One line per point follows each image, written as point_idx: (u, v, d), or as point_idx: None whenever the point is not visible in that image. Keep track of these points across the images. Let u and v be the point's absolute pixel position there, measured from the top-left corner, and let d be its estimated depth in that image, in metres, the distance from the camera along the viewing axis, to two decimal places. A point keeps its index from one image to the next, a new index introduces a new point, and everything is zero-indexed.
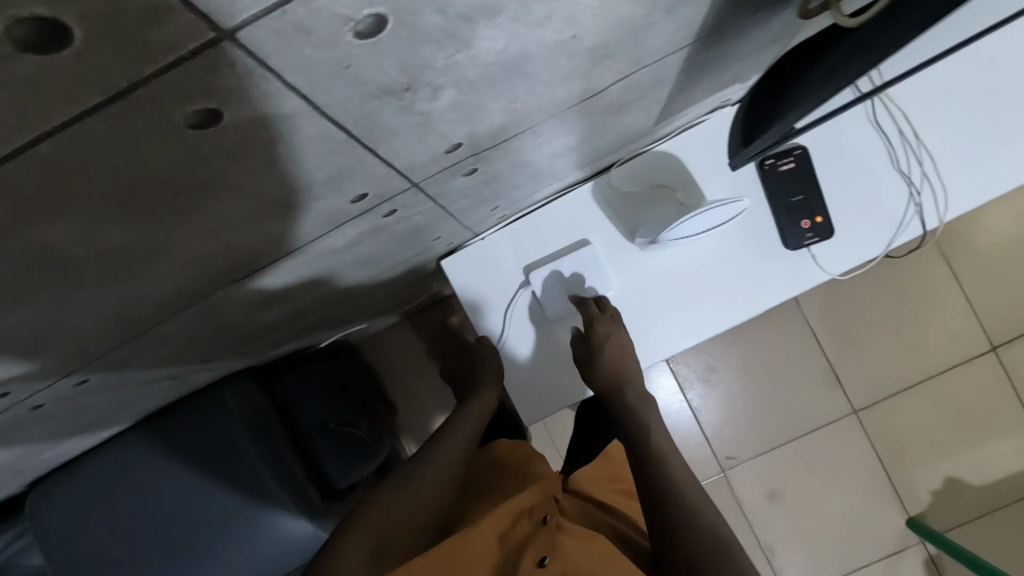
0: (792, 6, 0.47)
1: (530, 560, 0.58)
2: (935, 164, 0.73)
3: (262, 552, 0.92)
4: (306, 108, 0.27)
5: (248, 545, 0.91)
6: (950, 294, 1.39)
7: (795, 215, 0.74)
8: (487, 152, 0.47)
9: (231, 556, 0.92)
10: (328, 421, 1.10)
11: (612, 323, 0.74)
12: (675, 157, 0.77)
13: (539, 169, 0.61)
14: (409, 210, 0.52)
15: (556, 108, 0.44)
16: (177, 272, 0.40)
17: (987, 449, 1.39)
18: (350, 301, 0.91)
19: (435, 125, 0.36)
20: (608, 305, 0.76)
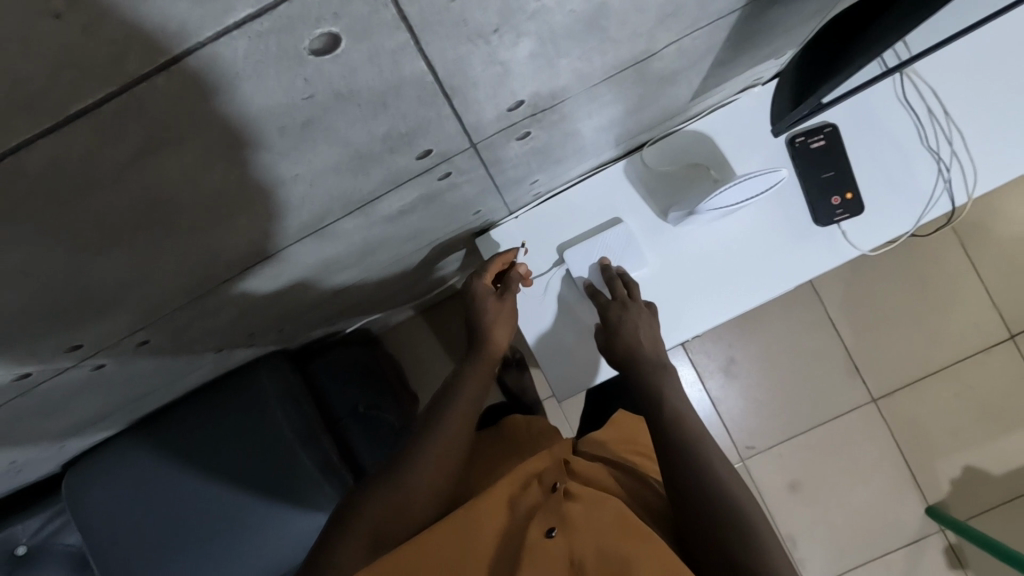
0: None
1: (538, 532, 0.58)
2: (964, 141, 0.74)
3: (253, 559, 0.93)
4: (409, 44, 0.28)
5: (236, 553, 0.93)
6: (967, 284, 1.40)
7: (826, 192, 0.76)
8: (542, 115, 0.48)
9: (236, 559, 0.93)
10: (359, 405, 1.12)
11: (622, 308, 0.74)
12: (707, 136, 0.78)
13: (582, 142, 0.62)
14: (461, 175, 0.53)
15: (614, 70, 0.45)
16: (257, 223, 0.41)
17: (1005, 437, 1.39)
18: (385, 283, 0.92)
19: (510, 78, 0.37)
20: (620, 288, 0.76)
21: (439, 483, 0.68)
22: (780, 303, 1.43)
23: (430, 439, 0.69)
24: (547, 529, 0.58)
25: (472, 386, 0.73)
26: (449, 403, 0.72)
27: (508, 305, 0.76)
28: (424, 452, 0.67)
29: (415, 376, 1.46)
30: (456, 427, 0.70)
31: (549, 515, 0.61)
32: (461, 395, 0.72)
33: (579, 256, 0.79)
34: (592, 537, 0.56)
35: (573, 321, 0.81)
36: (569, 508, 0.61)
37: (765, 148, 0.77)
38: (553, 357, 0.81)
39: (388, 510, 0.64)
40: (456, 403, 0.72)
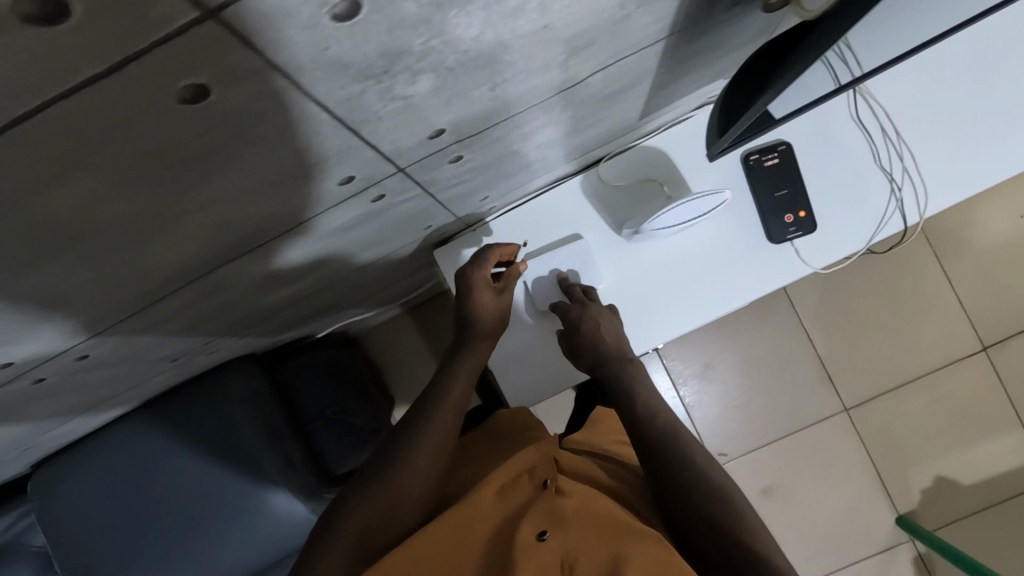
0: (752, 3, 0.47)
1: (530, 533, 0.54)
2: (915, 161, 0.75)
3: (211, 565, 0.95)
4: (288, 87, 0.29)
5: (195, 558, 0.94)
6: (942, 295, 1.40)
7: (779, 210, 0.76)
8: (471, 139, 0.48)
9: (196, 565, 0.94)
10: (328, 409, 1.13)
11: (585, 307, 0.75)
12: (663, 152, 0.79)
13: (529, 159, 0.63)
14: (397, 196, 0.54)
15: (543, 96, 0.46)
16: (177, 246, 0.42)
17: (977, 448, 1.40)
18: (350, 292, 0.93)
19: (422, 108, 0.38)
20: (580, 292, 0.77)
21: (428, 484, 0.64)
22: (755, 312, 1.43)
23: (421, 436, 0.65)
24: (539, 532, 0.54)
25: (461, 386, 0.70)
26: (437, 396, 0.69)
27: (505, 299, 0.75)
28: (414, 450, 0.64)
29: (392, 378, 1.46)
30: (446, 423, 0.67)
31: (539, 516, 0.56)
32: (451, 387, 0.70)
33: (537, 270, 0.79)
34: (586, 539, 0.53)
35: (535, 332, 0.82)
36: (560, 506, 0.57)
37: (720, 165, 0.78)
38: (517, 373, 0.82)
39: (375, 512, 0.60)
40: (447, 395, 0.69)
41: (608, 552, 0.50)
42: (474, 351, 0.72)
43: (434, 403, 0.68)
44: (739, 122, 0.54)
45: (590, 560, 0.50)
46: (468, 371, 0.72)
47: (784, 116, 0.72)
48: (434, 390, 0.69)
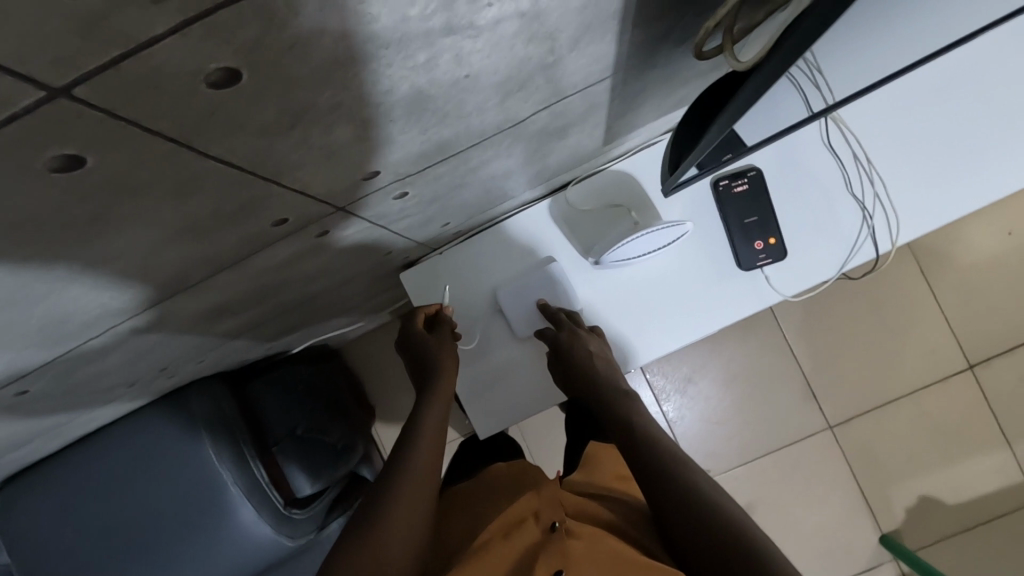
0: (690, 43, 0.46)
1: None
2: (887, 188, 0.73)
3: None
4: (179, 149, 0.28)
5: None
6: (927, 313, 1.39)
7: (749, 236, 0.74)
8: (413, 177, 0.47)
9: None
10: (297, 427, 1.10)
11: (575, 333, 0.73)
12: (632, 175, 0.77)
13: (486, 189, 0.61)
14: (342, 230, 0.53)
15: (482, 136, 0.45)
16: (100, 291, 0.41)
17: (962, 467, 1.38)
18: (320, 313, 0.92)
19: (346, 157, 0.37)
20: (568, 321, 0.75)
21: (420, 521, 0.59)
22: (739, 328, 1.42)
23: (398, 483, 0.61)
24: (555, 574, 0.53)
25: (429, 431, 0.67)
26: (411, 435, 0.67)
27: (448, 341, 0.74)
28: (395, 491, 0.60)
29: (372, 392, 1.46)
30: (425, 462, 0.64)
31: (552, 559, 0.55)
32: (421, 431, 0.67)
33: (514, 296, 0.78)
34: None
35: (509, 356, 0.79)
36: (570, 549, 0.56)
37: (689, 191, 0.77)
38: (494, 399, 0.79)
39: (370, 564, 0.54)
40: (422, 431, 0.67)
41: None
42: (442, 384, 0.71)
43: (408, 444, 0.66)
44: (693, 153, 0.53)
45: None
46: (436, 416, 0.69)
47: (756, 145, 0.67)
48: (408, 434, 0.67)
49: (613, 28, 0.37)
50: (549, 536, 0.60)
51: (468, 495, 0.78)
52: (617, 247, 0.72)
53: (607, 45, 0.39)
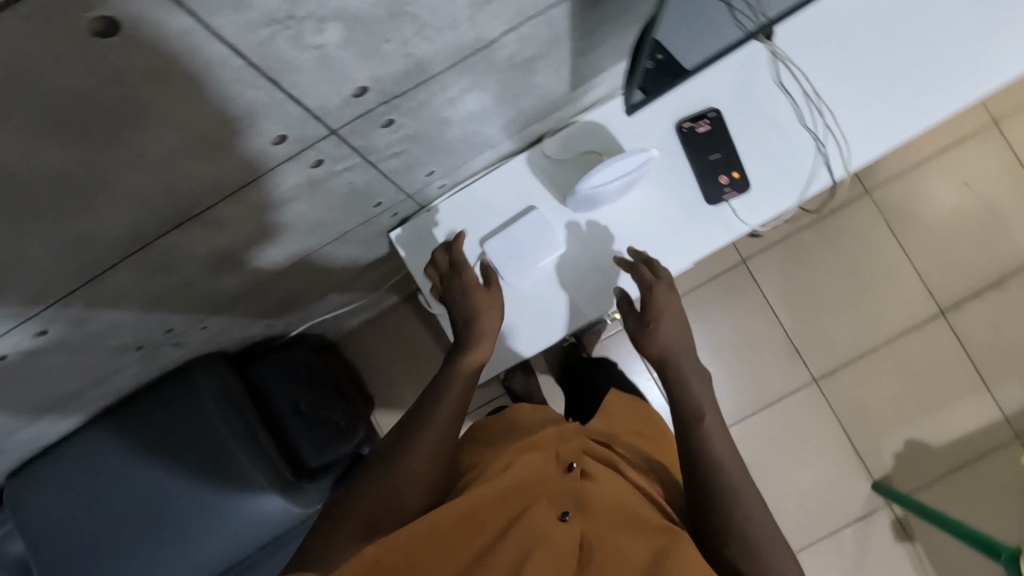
0: None
1: (554, 512, 0.58)
2: (834, 120, 0.80)
3: (183, 563, 0.93)
4: (197, 27, 0.33)
5: (170, 555, 0.93)
6: (898, 265, 1.44)
7: (713, 173, 0.80)
8: (397, 101, 0.52)
9: (165, 564, 0.93)
10: (301, 404, 1.12)
11: (668, 291, 0.76)
12: (601, 126, 0.83)
13: (466, 130, 0.66)
14: (336, 164, 0.57)
15: (456, 57, 0.50)
16: (121, 208, 0.46)
17: (945, 411, 1.43)
18: (316, 284, 0.96)
19: (337, 63, 0.42)
20: (660, 272, 0.77)
21: (438, 471, 0.64)
22: (719, 292, 1.47)
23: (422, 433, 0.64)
24: (562, 513, 0.58)
25: (458, 385, 0.69)
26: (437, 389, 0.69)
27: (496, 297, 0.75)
28: (419, 441, 0.63)
29: (370, 381, 1.48)
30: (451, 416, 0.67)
31: (564, 497, 0.60)
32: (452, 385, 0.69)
33: (499, 244, 0.81)
34: (604, 534, 0.57)
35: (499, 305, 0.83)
36: (585, 497, 0.61)
37: (656, 137, 0.82)
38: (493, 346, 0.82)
39: (385, 497, 0.59)
40: (453, 385, 0.69)
41: (628, 547, 0.55)
42: (482, 346, 0.72)
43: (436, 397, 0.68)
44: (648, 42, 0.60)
45: (605, 553, 0.55)
46: (468, 372, 0.71)
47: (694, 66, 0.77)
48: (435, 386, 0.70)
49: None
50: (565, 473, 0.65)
51: (487, 428, 0.81)
52: (588, 178, 0.76)
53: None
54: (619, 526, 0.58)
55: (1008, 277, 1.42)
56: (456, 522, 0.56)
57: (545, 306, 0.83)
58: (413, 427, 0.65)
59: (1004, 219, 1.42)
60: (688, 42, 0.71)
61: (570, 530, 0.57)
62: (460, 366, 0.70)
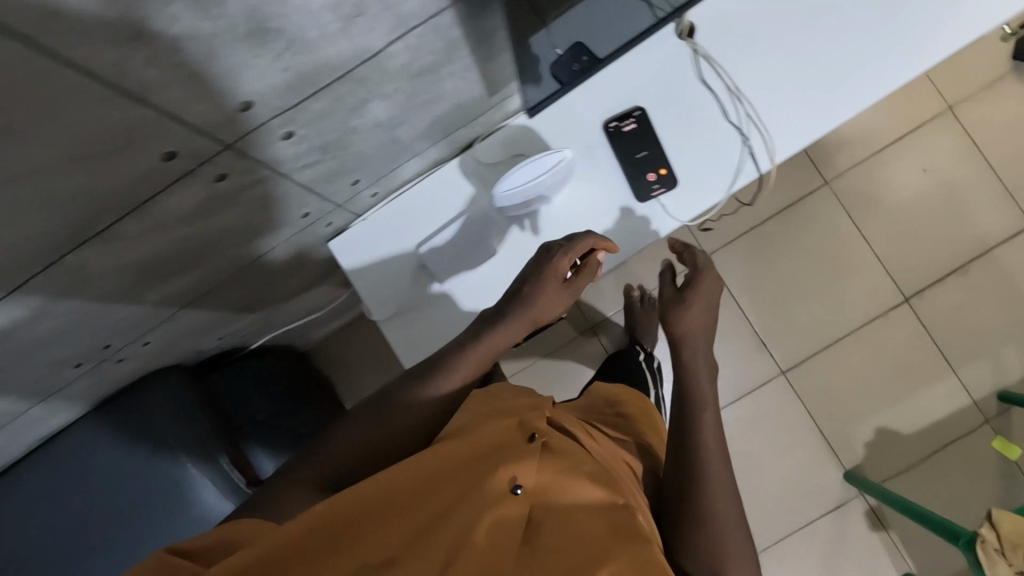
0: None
1: (506, 486, 0.55)
2: (757, 115, 0.80)
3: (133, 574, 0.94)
4: (37, 52, 0.35)
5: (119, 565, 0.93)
6: (862, 254, 1.45)
7: (641, 170, 0.81)
8: (292, 114, 0.53)
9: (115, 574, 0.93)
10: (257, 412, 1.10)
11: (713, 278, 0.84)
12: (529, 128, 0.84)
13: (381, 138, 0.68)
14: (245, 175, 0.59)
15: (342, 70, 0.51)
16: (12, 228, 0.47)
17: (914, 397, 1.43)
18: (265, 297, 0.97)
19: (205, 80, 0.44)
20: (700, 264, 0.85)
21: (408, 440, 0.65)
22: None
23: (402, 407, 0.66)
24: (514, 487, 0.55)
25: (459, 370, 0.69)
26: (445, 364, 0.70)
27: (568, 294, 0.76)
28: (394, 414, 0.65)
29: (341, 389, 1.49)
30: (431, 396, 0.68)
31: (520, 467, 0.56)
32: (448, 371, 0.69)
33: (459, 231, 0.83)
34: (554, 514, 0.55)
35: (439, 307, 0.85)
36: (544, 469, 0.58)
37: (584, 136, 0.83)
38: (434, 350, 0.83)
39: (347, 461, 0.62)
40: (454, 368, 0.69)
41: (575, 531, 0.54)
42: (509, 327, 0.72)
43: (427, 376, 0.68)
44: None
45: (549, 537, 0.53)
46: (481, 357, 0.71)
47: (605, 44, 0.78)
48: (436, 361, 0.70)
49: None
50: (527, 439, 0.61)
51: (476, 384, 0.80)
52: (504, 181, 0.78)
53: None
54: (575, 508, 0.56)
55: (971, 263, 1.42)
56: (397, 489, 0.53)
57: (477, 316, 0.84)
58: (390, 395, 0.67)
59: (964, 205, 1.43)
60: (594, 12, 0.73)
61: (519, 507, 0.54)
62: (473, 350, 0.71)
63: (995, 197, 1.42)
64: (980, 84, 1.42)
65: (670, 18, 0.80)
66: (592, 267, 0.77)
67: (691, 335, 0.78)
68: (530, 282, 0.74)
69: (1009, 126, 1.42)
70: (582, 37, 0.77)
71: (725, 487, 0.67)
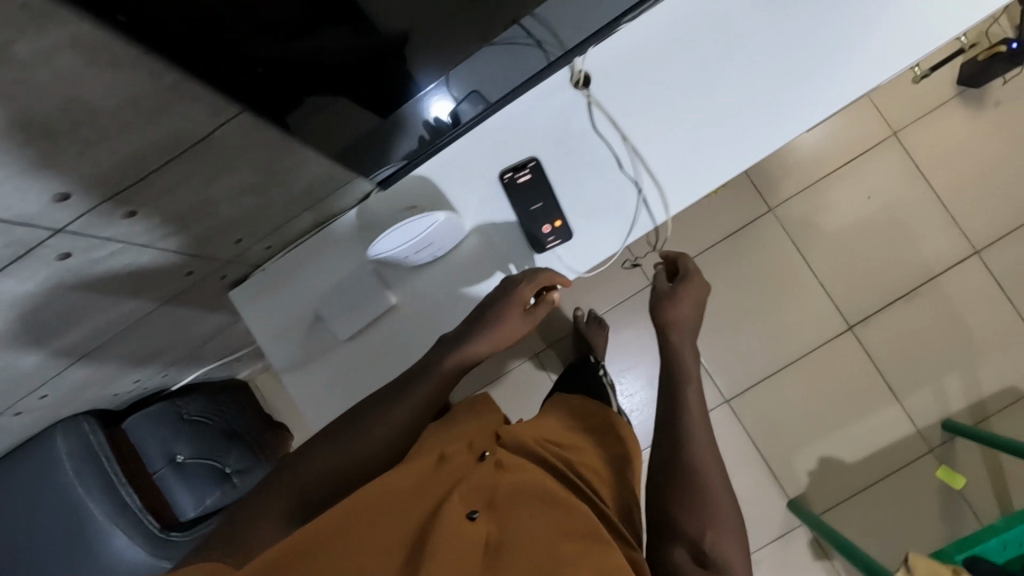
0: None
1: (461, 510, 0.57)
2: (649, 168, 0.80)
3: None
4: None
5: None
6: (805, 282, 1.43)
7: (536, 222, 0.81)
8: (127, 195, 0.56)
9: None
10: (178, 454, 1.10)
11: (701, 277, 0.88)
12: (424, 179, 0.83)
13: (249, 203, 0.70)
14: (92, 253, 0.60)
15: (168, 151, 0.54)
16: None
17: (856, 425, 1.42)
18: (180, 343, 0.98)
19: (5, 182, 0.47)
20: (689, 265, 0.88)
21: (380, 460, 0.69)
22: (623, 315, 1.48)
23: (369, 427, 0.70)
24: (470, 511, 0.57)
25: (423, 389, 0.74)
26: (418, 383, 0.74)
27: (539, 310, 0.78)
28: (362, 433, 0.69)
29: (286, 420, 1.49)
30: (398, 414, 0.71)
31: (469, 491, 0.59)
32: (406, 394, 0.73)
33: (355, 284, 0.83)
34: (516, 523, 0.56)
35: (338, 359, 0.84)
36: (497, 489, 0.60)
37: (481, 187, 0.83)
38: (332, 403, 0.83)
39: (321, 480, 0.66)
40: (418, 386, 0.74)
41: (537, 534, 0.55)
42: (478, 340, 0.76)
43: (391, 399, 0.72)
44: None
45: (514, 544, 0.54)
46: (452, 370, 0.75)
47: (502, 97, 0.81)
48: (406, 383, 0.74)
49: (211, 44, 0.48)
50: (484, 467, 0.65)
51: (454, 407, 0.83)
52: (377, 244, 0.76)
53: (235, 60, 0.50)
54: (537, 514, 0.57)
55: (915, 290, 1.41)
56: (358, 505, 0.56)
57: (369, 370, 0.83)
58: (364, 416, 0.71)
59: (907, 231, 1.41)
60: (483, 74, 0.75)
61: (479, 525, 0.56)
62: (435, 371, 0.74)
63: (939, 222, 1.41)
64: (923, 111, 1.41)
65: (560, 62, 0.81)
66: (547, 302, 0.80)
67: (679, 322, 0.83)
68: (498, 300, 0.77)
69: (952, 152, 1.41)
70: (475, 86, 0.77)
71: (714, 469, 0.68)
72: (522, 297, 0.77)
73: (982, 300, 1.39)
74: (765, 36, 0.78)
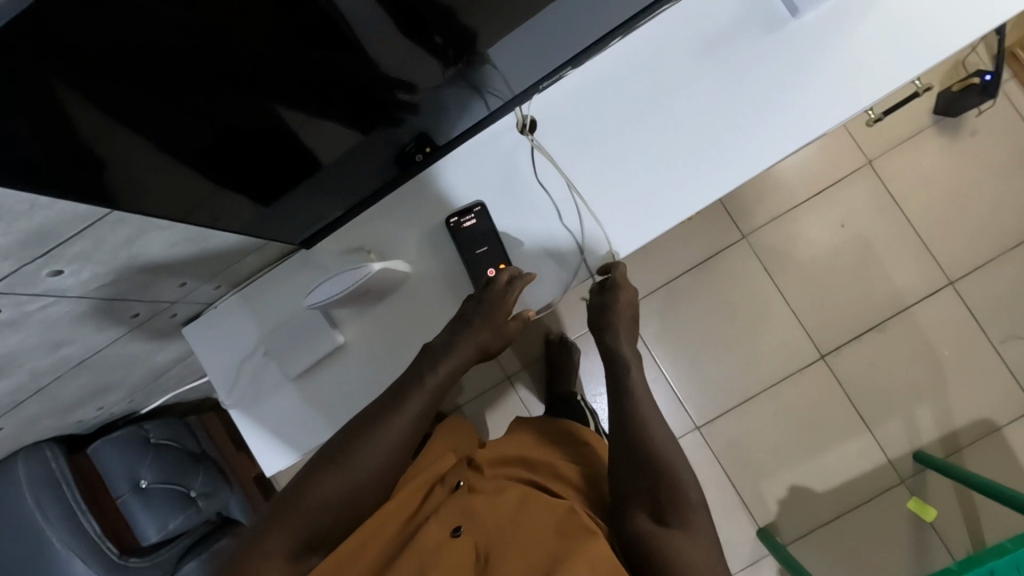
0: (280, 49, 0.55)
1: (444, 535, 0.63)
2: (592, 216, 0.82)
3: None
4: None
5: None
6: (777, 309, 1.43)
7: (481, 267, 0.82)
8: (52, 255, 0.60)
9: None
10: (142, 479, 1.11)
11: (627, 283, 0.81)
12: (372, 224, 0.86)
13: (185, 252, 0.74)
14: (22, 306, 0.65)
15: (84, 221, 0.59)
16: None
17: (827, 455, 1.41)
18: (142, 373, 1.01)
19: None
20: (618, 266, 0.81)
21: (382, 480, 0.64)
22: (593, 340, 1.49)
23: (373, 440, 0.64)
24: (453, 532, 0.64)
25: (420, 399, 0.68)
26: (412, 391, 0.69)
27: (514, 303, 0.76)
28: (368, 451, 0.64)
29: None
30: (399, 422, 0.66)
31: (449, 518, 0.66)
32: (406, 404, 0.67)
33: (305, 323, 0.84)
34: (494, 535, 0.62)
35: (286, 396, 0.85)
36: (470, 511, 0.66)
37: (428, 230, 0.86)
38: (279, 438, 0.84)
39: (329, 510, 0.61)
40: (420, 390, 0.69)
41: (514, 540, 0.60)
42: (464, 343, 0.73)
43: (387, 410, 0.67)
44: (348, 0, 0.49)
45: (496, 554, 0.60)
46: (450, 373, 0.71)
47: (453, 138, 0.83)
48: (400, 392, 0.69)
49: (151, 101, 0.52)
50: (455, 494, 0.72)
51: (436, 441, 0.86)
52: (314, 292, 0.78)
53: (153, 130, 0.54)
54: (510, 526, 0.63)
55: (888, 318, 1.40)
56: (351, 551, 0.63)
57: (315, 407, 0.84)
58: (360, 428, 0.66)
59: (880, 259, 1.40)
60: (436, 117, 0.77)
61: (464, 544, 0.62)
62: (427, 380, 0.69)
63: (912, 251, 1.40)
64: (897, 139, 1.40)
65: (508, 107, 0.83)
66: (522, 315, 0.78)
67: (618, 327, 0.77)
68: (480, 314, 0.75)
69: (926, 181, 1.40)
70: (424, 128, 0.78)
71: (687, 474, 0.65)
72: (507, 306, 0.76)
73: (955, 331, 1.38)
74: (703, 88, 0.81)
